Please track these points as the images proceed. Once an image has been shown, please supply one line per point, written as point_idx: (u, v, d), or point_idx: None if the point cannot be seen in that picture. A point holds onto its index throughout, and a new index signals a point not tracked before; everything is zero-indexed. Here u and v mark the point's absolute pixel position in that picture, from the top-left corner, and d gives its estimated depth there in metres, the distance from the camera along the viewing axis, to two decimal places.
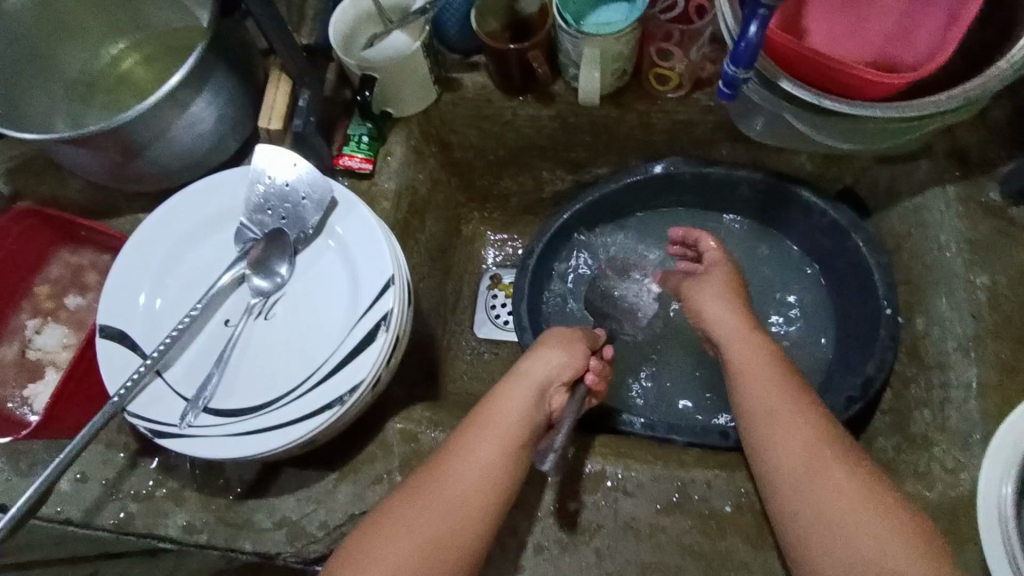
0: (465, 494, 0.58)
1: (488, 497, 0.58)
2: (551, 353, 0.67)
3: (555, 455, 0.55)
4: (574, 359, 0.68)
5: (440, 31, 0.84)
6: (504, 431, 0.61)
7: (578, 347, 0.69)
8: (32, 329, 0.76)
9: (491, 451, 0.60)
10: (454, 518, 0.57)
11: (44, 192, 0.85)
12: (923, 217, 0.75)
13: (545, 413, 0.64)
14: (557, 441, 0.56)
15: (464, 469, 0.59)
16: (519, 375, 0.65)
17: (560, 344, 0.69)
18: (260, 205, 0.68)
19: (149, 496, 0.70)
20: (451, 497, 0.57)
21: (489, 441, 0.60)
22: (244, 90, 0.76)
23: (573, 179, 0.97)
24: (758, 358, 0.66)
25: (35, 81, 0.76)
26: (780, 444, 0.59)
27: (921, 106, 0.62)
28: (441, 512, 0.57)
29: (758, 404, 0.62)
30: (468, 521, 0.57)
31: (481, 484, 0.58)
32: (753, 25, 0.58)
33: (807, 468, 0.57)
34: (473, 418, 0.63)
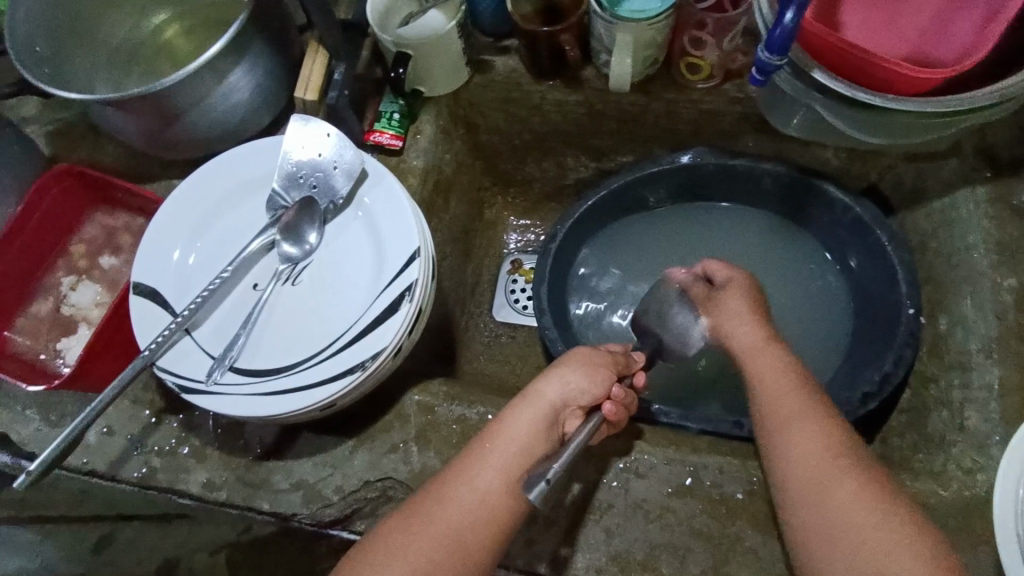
0: (471, 504, 0.57)
1: (495, 510, 0.57)
2: (572, 374, 0.64)
3: (546, 484, 0.50)
4: (592, 381, 0.65)
5: (472, 12, 0.85)
6: (516, 436, 0.60)
7: (601, 373, 0.65)
8: (67, 286, 0.78)
9: (502, 463, 0.59)
10: (462, 531, 0.56)
11: (83, 155, 0.88)
12: (950, 216, 0.75)
13: (557, 438, 0.62)
14: (551, 468, 0.51)
15: (471, 479, 0.58)
16: (530, 397, 0.63)
17: (582, 366, 0.65)
18: (293, 174, 0.70)
19: (172, 453, 0.72)
20: (456, 514, 0.57)
21: (502, 444, 0.60)
22: (281, 62, 0.77)
23: (597, 167, 0.98)
24: (779, 369, 0.65)
25: (80, 46, 0.78)
26: (794, 460, 0.57)
27: (955, 102, 0.62)
28: (447, 525, 0.56)
29: (774, 415, 0.61)
30: (473, 536, 0.56)
31: (488, 503, 0.58)
32: (789, 12, 0.58)
33: (823, 482, 0.55)
34: (484, 432, 0.62)
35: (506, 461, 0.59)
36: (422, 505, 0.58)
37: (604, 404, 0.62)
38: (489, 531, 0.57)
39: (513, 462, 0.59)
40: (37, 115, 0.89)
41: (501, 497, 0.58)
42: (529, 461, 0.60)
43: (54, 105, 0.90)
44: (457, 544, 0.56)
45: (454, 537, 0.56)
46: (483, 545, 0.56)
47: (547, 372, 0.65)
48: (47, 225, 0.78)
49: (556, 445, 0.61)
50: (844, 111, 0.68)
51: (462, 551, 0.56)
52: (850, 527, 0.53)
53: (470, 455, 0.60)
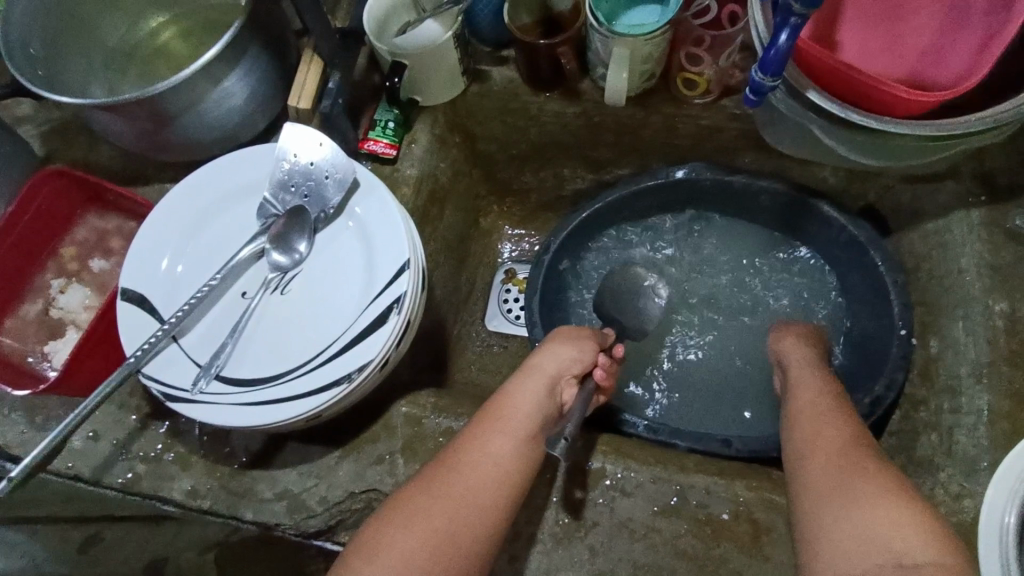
0: (489, 461, 0.58)
1: (510, 467, 0.59)
2: (561, 348, 0.69)
3: (567, 441, 0.55)
4: (583, 351, 0.69)
5: (471, 22, 0.85)
6: (524, 405, 0.63)
7: (587, 343, 0.70)
8: (56, 288, 0.78)
9: (518, 424, 0.61)
10: (480, 489, 0.57)
11: (76, 156, 0.87)
12: (944, 238, 0.75)
13: (556, 404, 0.65)
14: (569, 430, 0.56)
15: (490, 437, 0.60)
16: (531, 370, 0.66)
17: (571, 341, 0.69)
18: (284, 182, 0.69)
19: (157, 459, 0.72)
20: (470, 478, 0.57)
21: (515, 411, 0.62)
22: (278, 68, 0.77)
23: (593, 179, 0.98)
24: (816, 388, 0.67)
25: (75, 47, 0.78)
26: (820, 466, 0.57)
27: (949, 127, 0.61)
28: (461, 488, 0.57)
29: (803, 429, 0.62)
30: (488, 496, 0.57)
31: (507, 463, 0.59)
32: (784, 33, 0.58)
33: (844, 484, 0.55)
34: (493, 403, 0.63)
35: (526, 416, 0.62)
36: (438, 467, 0.58)
37: (595, 369, 0.69)
38: (505, 490, 0.58)
39: (524, 428, 0.61)
40: (33, 114, 0.89)
41: (516, 458, 0.59)
42: (537, 433, 0.61)
43: (49, 105, 0.90)
44: (472, 505, 0.56)
45: (468, 498, 0.56)
46: (497, 506, 0.57)
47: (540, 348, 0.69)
48: (38, 227, 0.78)
49: (557, 411, 0.65)
50: (839, 132, 0.68)
51: (474, 512, 0.56)
52: (867, 525, 0.51)
53: (492, 416, 0.62)
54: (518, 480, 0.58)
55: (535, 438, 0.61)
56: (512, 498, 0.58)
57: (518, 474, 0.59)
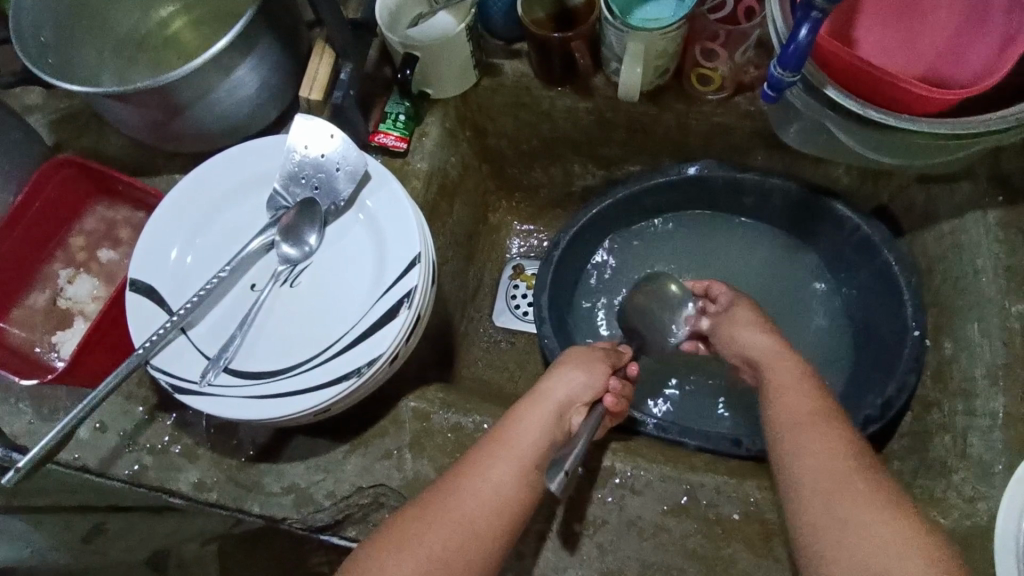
0: (489, 487, 0.57)
1: (509, 494, 0.57)
2: (572, 373, 0.66)
3: (567, 473, 0.51)
4: (591, 376, 0.66)
5: (484, 16, 0.85)
6: (528, 432, 0.61)
7: (599, 367, 0.67)
8: (64, 278, 0.77)
9: (513, 455, 0.59)
10: (479, 515, 0.56)
11: (85, 145, 0.87)
12: (959, 239, 0.74)
13: (565, 430, 0.63)
14: (574, 454, 0.53)
15: (493, 461, 0.59)
16: (537, 397, 0.64)
17: (580, 363, 0.67)
18: (295, 174, 0.69)
19: (165, 451, 0.72)
20: (469, 501, 0.57)
21: (518, 435, 0.61)
22: (288, 60, 0.77)
23: (603, 175, 0.97)
24: (793, 385, 0.64)
25: (85, 36, 0.77)
26: (808, 481, 0.56)
27: (969, 125, 0.61)
28: (457, 514, 0.56)
29: (782, 436, 0.60)
30: (486, 523, 0.56)
31: (498, 496, 0.57)
32: (804, 28, 0.57)
33: (834, 504, 0.54)
34: (498, 429, 0.62)
35: (526, 444, 0.60)
36: (436, 492, 0.58)
37: (606, 396, 0.65)
38: (503, 516, 0.57)
39: (524, 457, 0.59)
40: (42, 103, 0.89)
41: (518, 485, 0.58)
42: (535, 468, 0.59)
43: (58, 94, 0.89)
44: (469, 533, 0.55)
45: (463, 526, 0.56)
46: (494, 532, 0.56)
47: (550, 373, 0.67)
48: (47, 216, 0.77)
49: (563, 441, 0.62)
50: (856, 129, 0.67)
51: (471, 539, 0.55)
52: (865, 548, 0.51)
53: (496, 440, 0.61)
54: (515, 511, 0.57)
55: (537, 467, 0.59)
56: (512, 523, 0.57)
57: (518, 501, 0.58)
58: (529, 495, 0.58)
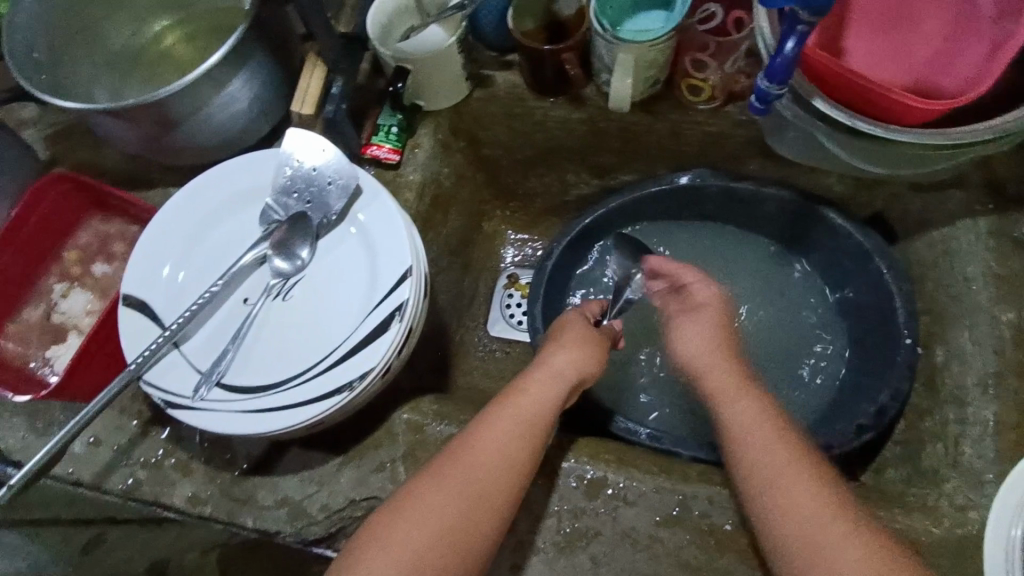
0: (496, 448, 0.58)
1: (516, 460, 0.58)
2: (571, 350, 0.67)
3: (583, 477, 0.67)
4: (589, 355, 0.68)
5: (476, 27, 0.85)
6: (534, 407, 0.61)
7: (595, 348, 0.68)
8: (58, 293, 0.78)
9: (520, 423, 0.60)
10: (481, 480, 0.56)
11: (79, 159, 0.87)
12: (950, 247, 0.75)
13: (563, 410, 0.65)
14: (588, 468, 0.67)
15: (500, 424, 0.59)
16: (543, 374, 0.64)
17: (577, 343, 0.68)
18: (287, 188, 0.69)
19: (158, 465, 0.72)
20: (476, 463, 0.57)
21: (525, 403, 0.61)
22: (281, 74, 0.77)
23: (598, 184, 0.98)
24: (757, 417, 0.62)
25: (79, 53, 0.78)
26: (784, 514, 0.55)
27: (957, 135, 0.61)
28: (469, 479, 0.56)
29: (767, 466, 0.58)
30: (493, 490, 0.56)
31: (505, 462, 0.58)
32: (790, 42, 0.58)
33: (811, 529, 0.54)
34: (501, 399, 0.62)
35: (531, 415, 0.61)
36: (444, 456, 0.58)
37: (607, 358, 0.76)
38: (510, 485, 0.57)
39: (527, 426, 0.60)
40: (36, 118, 0.89)
41: (522, 449, 0.59)
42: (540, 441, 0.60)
43: (52, 109, 0.90)
44: (479, 496, 0.56)
45: (475, 489, 0.56)
46: (501, 499, 0.56)
47: (549, 345, 0.69)
48: (41, 231, 0.77)
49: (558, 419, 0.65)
50: (844, 139, 0.68)
51: (483, 503, 0.56)
52: None
53: (506, 404, 0.61)
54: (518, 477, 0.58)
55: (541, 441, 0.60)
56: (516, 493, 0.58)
57: (528, 465, 0.59)
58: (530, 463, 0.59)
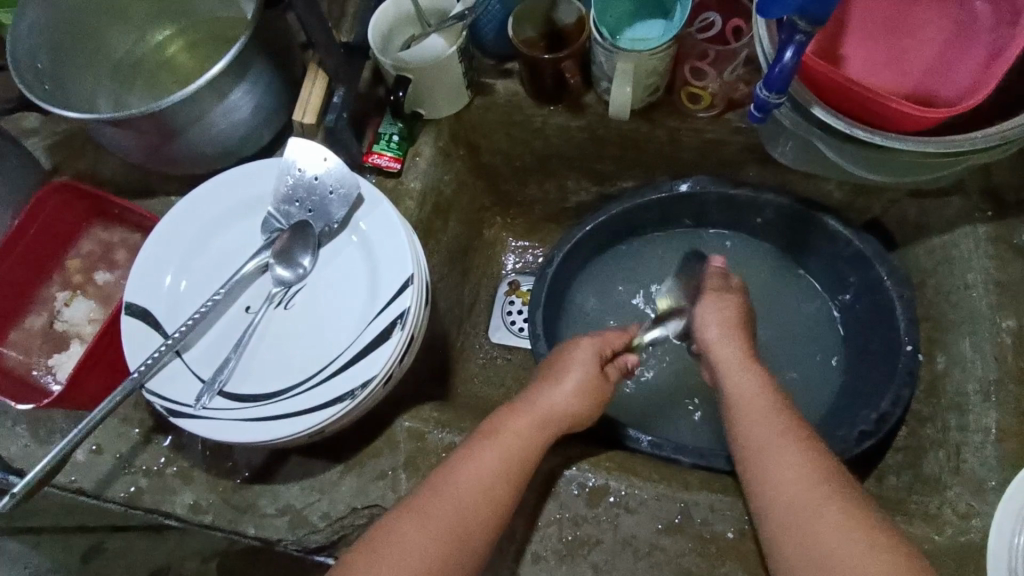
0: (479, 486, 0.58)
1: (500, 500, 0.58)
2: (567, 389, 0.66)
3: (583, 485, 0.67)
4: (588, 399, 0.66)
5: (476, 35, 0.85)
6: (520, 447, 0.61)
7: (595, 390, 0.67)
8: (61, 301, 0.78)
9: (503, 461, 0.60)
10: (460, 515, 0.56)
11: (82, 168, 0.88)
12: (950, 253, 0.75)
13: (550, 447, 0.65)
14: (591, 477, 0.67)
15: (483, 459, 0.59)
16: (535, 411, 0.64)
17: (579, 383, 0.66)
18: (288, 196, 0.70)
19: (160, 473, 0.72)
20: (458, 499, 0.57)
21: (515, 442, 0.61)
22: (282, 83, 0.78)
23: (596, 191, 0.98)
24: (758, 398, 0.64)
25: (82, 63, 0.78)
26: (774, 490, 0.57)
27: (956, 143, 0.61)
28: (451, 516, 0.56)
29: (756, 444, 0.60)
30: (471, 526, 0.56)
31: (485, 501, 0.58)
32: (789, 51, 0.58)
33: (799, 509, 0.55)
34: (484, 431, 0.62)
35: (518, 454, 0.61)
36: (425, 490, 0.58)
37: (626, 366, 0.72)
38: (489, 525, 0.57)
39: (510, 466, 0.60)
40: (39, 127, 0.90)
41: (502, 487, 0.59)
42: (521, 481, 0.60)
43: (56, 118, 0.90)
44: (458, 531, 0.56)
45: (456, 528, 0.56)
46: (479, 538, 0.57)
47: (550, 381, 0.67)
48: (45, 240, 0.78)
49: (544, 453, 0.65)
50: (843, 146, 0.68)
51: (462, 540, 0.56)
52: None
53: (496, 433, 0.62)
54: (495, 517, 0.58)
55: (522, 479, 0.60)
56: (495, 531, 0.58)
57: (506, 505, 0.59)
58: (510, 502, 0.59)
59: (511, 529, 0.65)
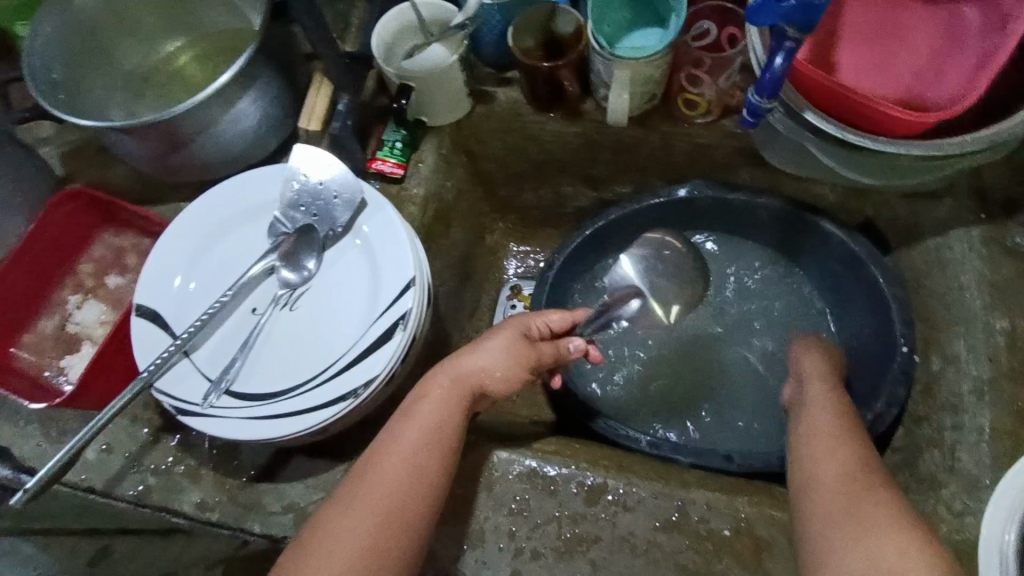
0: (404, 457, 0.58)
1: (424, 465, 0.58)
2: (484, 354, 0.65)
3: (580, 483, 0.68)
4: (508, 363, 0.65)
5: (476, 45, 0.88)
6: (439, 411, 0.61)
7: (515, 358, 0.65)
8: (72, 304, 0.80)
9: (428, 430, 0.59)
10: (390, 490, 0.56)
11: (94, 175, 0.90)
12: (944, 255, 0.76)
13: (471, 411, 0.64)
14: (588, 476, 0.68)
15: (409, 432, 0.59)
16: (454, 374, 0.63)
17: (499, 351, 0.65)
18: (294, 202, 0.71)
19: (168, 472, 0.73)
20: (387, 473, 0.56)
21: (431, 410, 0.61)
22: (287, 91, 0.80)
23: (596, 197, 1.00)
24: (825, 400, 0.67)
25: (94, 74, 0.81)
26: (818, 481, 0.57)
27: (945, 146, 0.62)
28: (380, 489, 0.56)
29: (817, 445, 0.60)
30: (405, 498, 0.56)
31: (411, 472, 0.57)
32: (779, 57, 0.60)
33: (842, 499, 0.54)
34: (408, 405, 0.62)
35: (436, 424, 0.60)
36: (353, 474, 0.57)
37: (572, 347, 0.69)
38: (420, 497, 0.56)
39: (436, 435, 0.59)
40: (53, 136, 0.92)
41: (429, 455, 0.58)
42: (447, 446, 0.59)
43: (70, 127, 0.93)
44: (391, 505, 0.55)
45: (379, 506, 0.55)
46: (416, 511, 0.56)
47: (468, 347, 0.66)
48: (57, 245, 0.80)
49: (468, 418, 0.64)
50: (836, 150, 0.69)
51: (397, 515, 0.55)
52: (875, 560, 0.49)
53: (418, 404, 0.61)
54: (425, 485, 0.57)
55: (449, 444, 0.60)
56: (431, 501, 0.57)
57: (438, 473, 0.58)
58: (441, 469, 0.58)
59: (511, 526, 0.67)
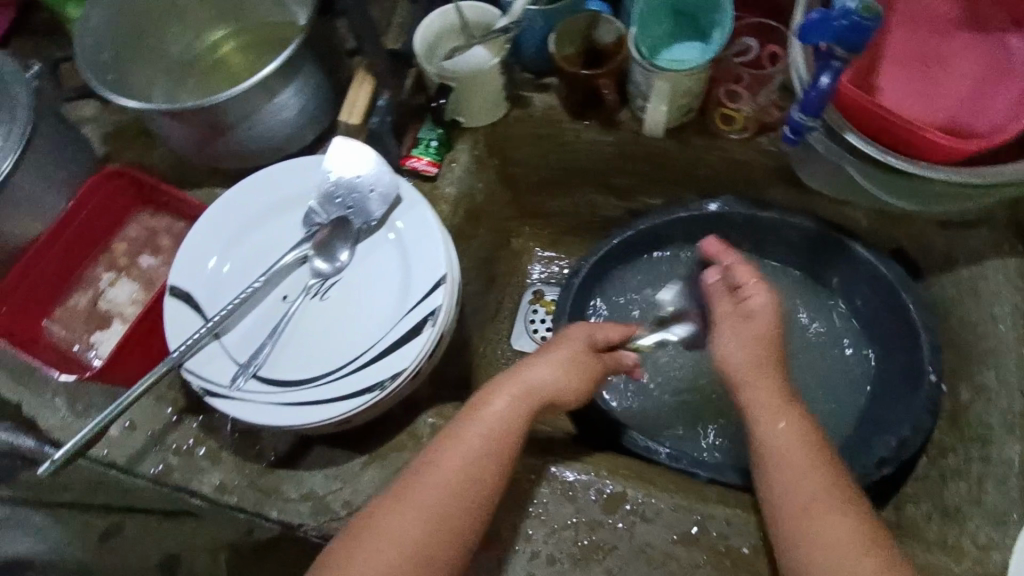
0: (459, 467, 0.58)
1: (480, 474, 0.58)
2: (551, 366, 0.64)
3: (600, 491, 0.68)
4: (571, 376, 0.64)
5: (517, 49, 0.88)
6: (500, 423, 0.60)
7: (580, 372, 0.65)
8: (105, 282, 0.81)
9: (484, 440, 0.59)
10: (440, 499, 0.57)
11: (132, 157, 0.92)
12: (977, 285, 0.75)
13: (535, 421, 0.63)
14: (609, 484, 0.68)
15: (464, 440, 0.59)
16: (518, 383, 0.62)
17: (564, 363, 0.65)
18: (330, 193, 0.72)
19: (189, 453, 0.74)
20: (439, 482, 0.57)
21: (492, 419, 0.60)
22: (329, 85, 0.81)
23: (624, 207, 1.00)
24: (762, 378, 0.64)
25: (140, 57, 0.82)
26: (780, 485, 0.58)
27: (987, 175, 0.62)
28: (430, 497, 0.57)
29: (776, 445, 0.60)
30: (456, 508, 0.57)
31: (466, 483, 0.57)
32: (826, 76, 0.60)
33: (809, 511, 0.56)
34: (467, 411, 0.62)
35: (496, 433, 0.60)
36: (406, 478, 0.58)
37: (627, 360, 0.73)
38: (476, 503, 0.57)
39: (494, 445, 0.59)
40: (95, 116, 0.94)
41: (485, 465, 0.58)
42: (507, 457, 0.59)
43: (112, 108, 0.95)
44: (442, 514, 0.56)
45: (428, 515, 0.56)
46: (471, 518, 0.57)
47: (532, 356, 0.65)
48: (94, 224, 0.82)
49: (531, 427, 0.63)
50: (874, 173, 0.69)
51: (445, 523, 0.56)
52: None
53: (479, 411, 0.61)
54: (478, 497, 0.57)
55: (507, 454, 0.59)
56: (483, 511, 0.58)
57: (494, 483, 0.58)
58: (497, 479, 0.59)
59: (528, 529, 0.66)
